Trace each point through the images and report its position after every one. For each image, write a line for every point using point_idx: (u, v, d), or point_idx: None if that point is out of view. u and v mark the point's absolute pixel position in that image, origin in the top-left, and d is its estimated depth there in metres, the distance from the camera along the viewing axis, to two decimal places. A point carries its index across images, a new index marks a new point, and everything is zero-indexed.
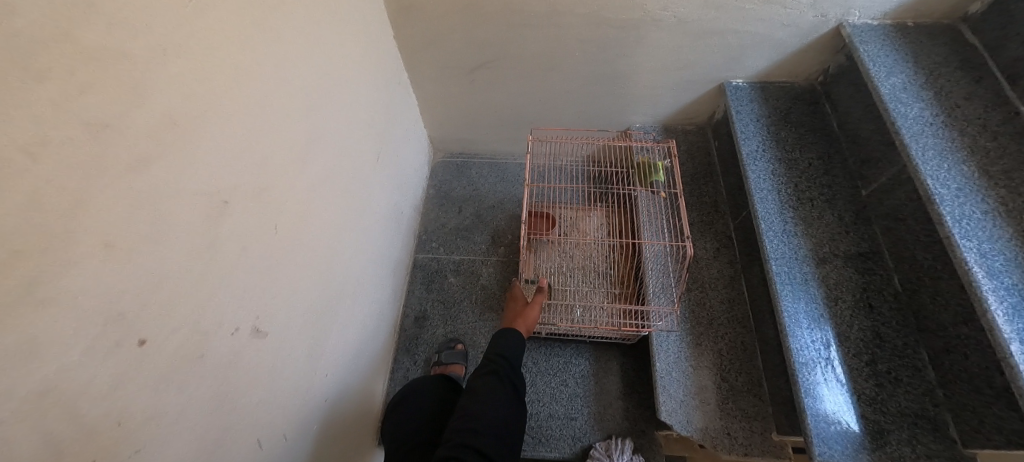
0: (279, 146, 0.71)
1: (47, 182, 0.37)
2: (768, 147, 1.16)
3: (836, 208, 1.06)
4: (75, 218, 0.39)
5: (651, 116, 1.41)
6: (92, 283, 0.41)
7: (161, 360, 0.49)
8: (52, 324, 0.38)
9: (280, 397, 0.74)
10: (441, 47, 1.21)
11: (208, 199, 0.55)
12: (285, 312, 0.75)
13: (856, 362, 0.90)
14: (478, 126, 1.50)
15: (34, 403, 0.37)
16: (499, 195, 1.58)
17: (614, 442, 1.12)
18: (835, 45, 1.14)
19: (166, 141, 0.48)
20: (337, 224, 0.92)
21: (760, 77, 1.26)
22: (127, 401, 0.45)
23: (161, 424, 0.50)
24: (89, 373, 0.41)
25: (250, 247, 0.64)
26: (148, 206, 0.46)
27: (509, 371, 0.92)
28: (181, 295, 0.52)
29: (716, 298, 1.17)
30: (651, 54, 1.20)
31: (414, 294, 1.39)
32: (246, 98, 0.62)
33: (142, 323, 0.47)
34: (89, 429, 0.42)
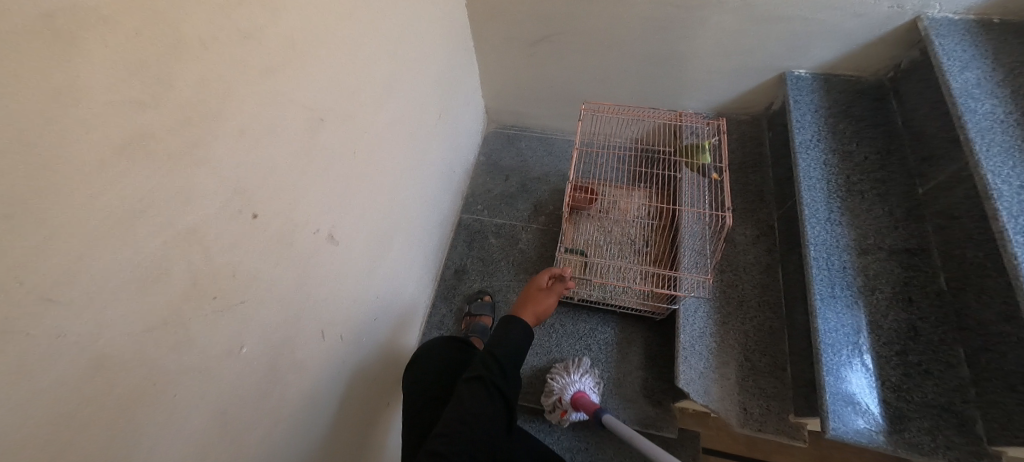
0: (363, 84, 0.81)
1: (209, 69, 0.48)
2: (824, 138, 1.16)
3: (887, 202, 1.05)
4: (223, 102, 0.51)
5: (706, 101, 1.41)
6: (225, 156, 0.52)
7: (260, 235, 0.61)
8: (200, 179, 0.49)
9: (334, 304, 0.84)
10: (508, 17, 1.29)
11: (306, 115, 0.66)
12: (349, 232, 0.85)
13: (885, 350, 0.91)
14: (533, 99, 1.55)
15: (181, 238, 0.49)
16: (545, 168, 1.61)
17: (571, 361, 1.21)
18: (909, 39, 1.11)
19: (283, 58, 0.59)
20: (398, 166, 1.02)
21: (824, 68, 1.24)
22: (234, 259, 0.57)
23: (252, 287, 0.61)
24: (212, 226, 0.52)
25: (331, 165, 0.75)
26: (262, 106, 0.57)
27: (499, 375, 0.74)
28: (278, 188, 0.63)
29: (749, 282, 1.18)
30: (712, 37, 1.21)
31: (456, 250, 1.47)
32: (344, 37, 0.73)
33: (251, 200, 0.58)
34: (211, 270, 0.53)
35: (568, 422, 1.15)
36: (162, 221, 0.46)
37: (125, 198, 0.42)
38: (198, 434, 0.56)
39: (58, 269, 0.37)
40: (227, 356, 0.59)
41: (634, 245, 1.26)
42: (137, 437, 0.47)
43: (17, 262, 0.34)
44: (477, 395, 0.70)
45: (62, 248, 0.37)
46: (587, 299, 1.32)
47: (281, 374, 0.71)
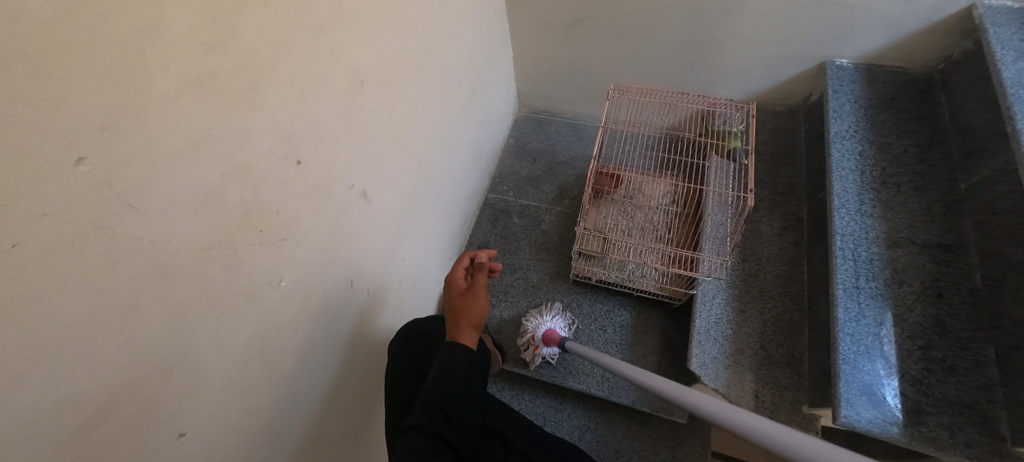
0: (402, 53, 0.87)
1: (266, 23, 0.55)
2: (861, 129, 1.13)
3: (925, 197, 1.01)
4: (274, 54, 0.58)
5: (741, 91, 1.40)
6: (274, 102, 0.59)
7: (300, 181, 0.68)
8: (252, 120, 0.57)
9: (362, 258, 0.90)
10: (544, 1, 1.32)
11: (348, 76, 0.72)
12: (381, 192, 0.91)
13: (908, 344, 0.88)
14: (565, 84, 1.57)
15: (234, 172, 0.56)
16: (572, 153, 1.64)
17: (543, 306, 1.32)
18: (962, 28, 1.07)
19: (331, 20, 0.66)
20: (429, 137, 1.07)
21: (868, 59, 1.20)
22: (275, 198, 0.64)
23: (291, 228, 0.68)
24: (258, 164, 0.59)
25: (368, 126, 0.81)
26: (307, 62, 0.64)
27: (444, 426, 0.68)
28: (319, 140, 0.69)
29: (772, 272, 1.17)
30: (749, 24, 1.20)
31: (480, 228, 1.52)
32: (386, 6, 0.79)
33: (294, 147, 0.65)
34: (255, 203, 0.60)
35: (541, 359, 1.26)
36: (219, 153, 0.53)
37: (192, 128, 0.49)
38: (237, 351, 0.64)
39: (139, 181, 0.45)
40: (266, 287, 0.66)
41: (655, 229, 1.27)
42: (189, 341, 0.55)
43: (110, 168, 0.42)
44: (417, 449, 0.65)
45: (143, 163, 0.45)
46: (605, 281, 1.33)
47: (312, 314, 0.78)
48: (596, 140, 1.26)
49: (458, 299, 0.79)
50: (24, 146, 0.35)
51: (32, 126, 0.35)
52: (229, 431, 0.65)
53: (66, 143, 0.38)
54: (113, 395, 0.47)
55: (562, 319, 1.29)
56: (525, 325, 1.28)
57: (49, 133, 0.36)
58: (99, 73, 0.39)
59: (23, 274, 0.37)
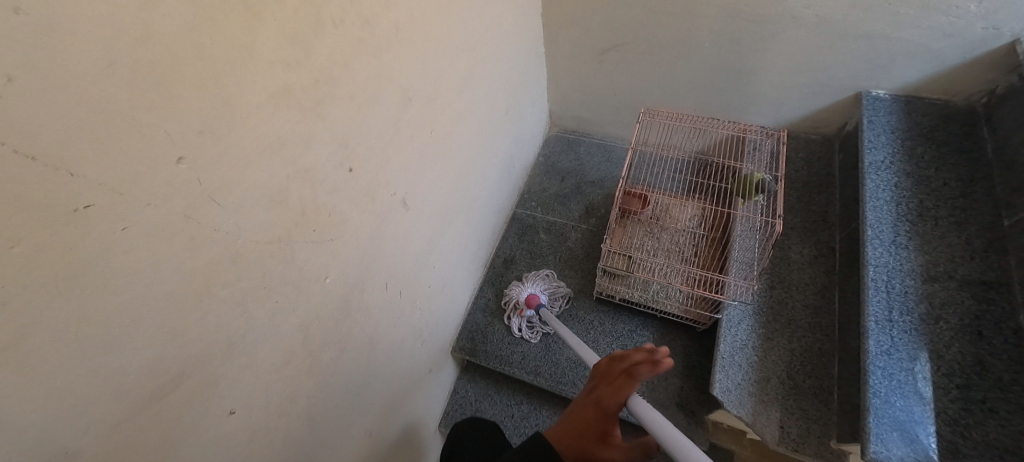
0: (448, 73, 0.94)
1: (335, 44, 0.63)
2: (898, 161, 1.11)
3: (966, 232, 0.98)
4: (339, 70, 0.65)
5: (775, 118, 1.41)
6: (335, 113, 0.66)
7: (350, 186, 0.74)
8: (313, 126, 0.63)
9: (397, 261, 0.96)
10: (581, 27, 1.38)
11: (399, 92, 0.80)
12: (419, 199, 0.97)
13: (945, 382, 0.84)
14: (598, 106, 1.62)
15: (296, 175, 0.63)
16: (601, 173, 1.67)
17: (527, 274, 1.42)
18: (1005, 63, 1.06)
19: (390, 42, 0.73)
20: (466, 152, 1.13)
21: (907, 90, 1.20)
22: (326, 199, 0.70)
23: (339, 229, 0.75)
24: (313, 167, 0.66)
25: (413, 137, 0.88)
26: (366, 79, 0.71)
27: None
28: (369, 149, 0.76)
29: (801, 301, 1.14)
30: (784, 52, 1.23)
31: (507, 241, 1.55)
32: (437, 31, 0.86)
33: (347, 155, 0.71)
34: (309, 202, 0.67)
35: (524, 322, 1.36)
36: (285, 157, 0.60)
37: (264, 132, 0.56)
38: (285, 338, 0.70)
39: (220, 178, 0.53)
40: (314, 281, 0.72)
41: (681, 251, 1.28)
42: (246, 325, 0.62)
43: (202, 167, 0.50)
44: None
45: (225, 164, 0.53)
46: (629, 300, 1.34)
47: (351, 311, 0.84)
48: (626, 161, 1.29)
49: (595, 439, 0.59)
50: (140, 145, 0.44)
51: (146, 130, 0.44)
52: (269, 414, 0.70)
53: (170, 144, 0.46)
54: (182, 364, 0.54)
55: (544, 283, 1.39)
56: (509, 291, 1.38)
57: (159, 136, 0.45)
58: (200, 88, 0.48)
59: (128, 250, 0.45)
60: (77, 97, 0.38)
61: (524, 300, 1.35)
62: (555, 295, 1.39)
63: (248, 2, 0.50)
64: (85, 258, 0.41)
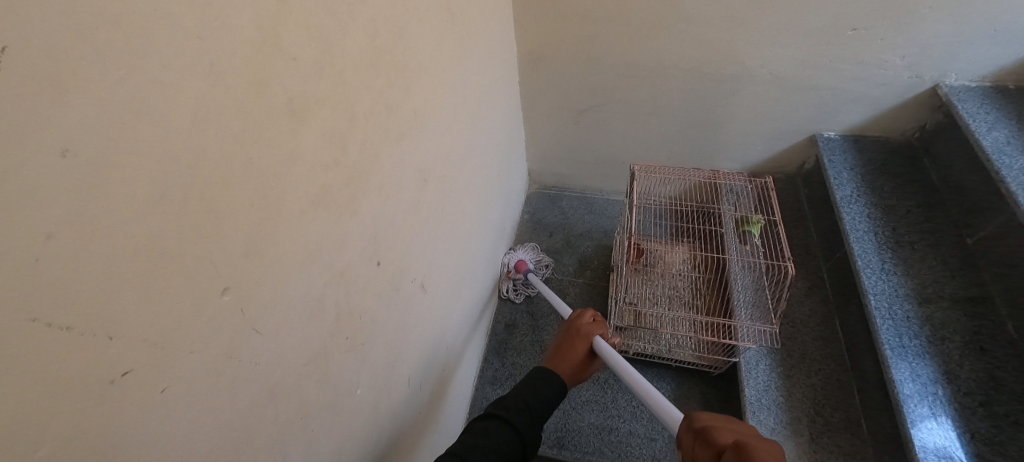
0: (453, 148, 0.93)
1: (367, 139, 0.59)
2: (864, 193, 1.23)
3: (941, 252, 1.09)
4: (369, 164, 0.61)
5: (741, 162, 1.51)
6: (364, 209, 0.62)
7: (376, 282, 0.68)
8: (345, 224, 0.58)
9: (417, 350, 0.88)
10: (559, 92, 1.44)
11: (416, 174, 0.76)
12: (434, 279, 0.91)
13: (968, 400, 0.88)
14: (575, 162, 1.67)
15: (332, 281, 0.57)
16: (587, 225, 1.69)
17: (521, 244, 1.60)
18: (932, 103, 1.22)
19: (409, 128, 0.71)
20: (468, 223, 1.10)
21: (853, 131, 1.34)
22: (356, 301, 0.63)
23: (368, 330, 0.67)
24: (346, 268, 0.59)
25: (428, 216, 0.84)
26: (391, 167, 0.67)
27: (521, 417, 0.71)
28: (392, 239, 0.71)
29: (809, 334, 1.18)
30: (745, 105, 1.35)
31: (506, 305, 1.51)
32: (445, 110, 0.85)
33: (375, 249, 0.66)
34: (342, 309, 0.60)
35: (512, 282, 1.51)
36: (322, 264, 0.54)
37: (303, 243, 0.50)
38: None
39: (262, 303, 0.46)
40: (347, 395, 0.64)
41: (684, 297, 1.29)
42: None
43: (246, 294, 0.43)
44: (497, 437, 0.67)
45: (267, 284, 0.46)
46: (641, 353, 1.31)
47: (379, 418, 0.75)
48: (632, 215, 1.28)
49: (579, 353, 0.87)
50: (185, 282, 0.37)
51: (191, 264, 0.37)
52: None
53: (216, 275, 0.40)
54: None
55: (532, 254, 1.56)
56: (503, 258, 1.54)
57: (205, 267, 0.38)
58: (247, 206, 0.42)
59: (165, 416, 0.36)
60: (122, 241, 0.31)
61: (514, 264, 1.50)
62: (540, 264, 1.55)
63: (293, 108, 0.46)
64: (115, 442, 0.32)
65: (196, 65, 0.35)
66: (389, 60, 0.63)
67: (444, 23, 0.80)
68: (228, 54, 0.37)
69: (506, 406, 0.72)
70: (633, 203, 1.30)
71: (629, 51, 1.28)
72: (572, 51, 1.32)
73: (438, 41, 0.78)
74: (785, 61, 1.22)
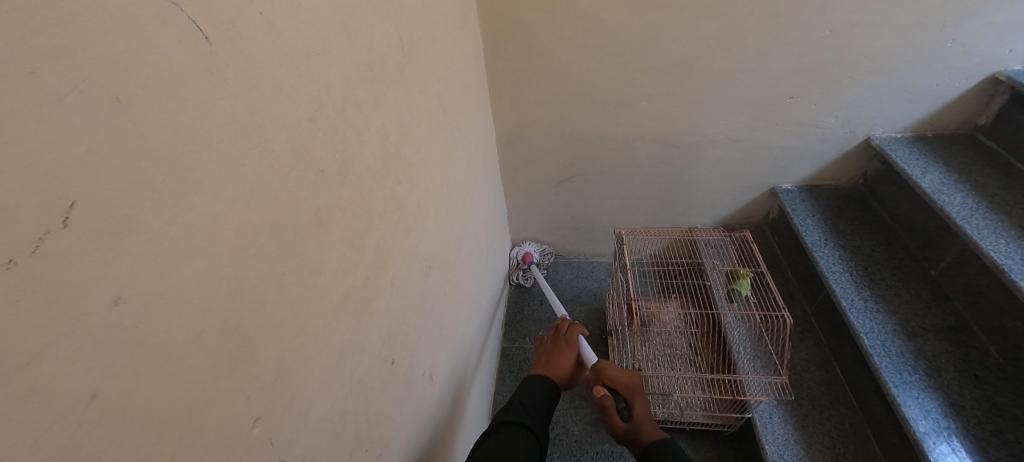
0: (450, 230, 0.94)
1: (380, 239, 0.60)
2: (829, 237, 1.32)
3: (911, 286, 1.16)
4: (382, 262, 0.60)
5: (712, 216, 1.61)
6: (379, 309, 0.60)
7: (391, 383, 0.64)
8: (361, 327, 0.55)
9: (429, 448, 0.81)
10: (536, 166, 1.52)
11: (420, 264, 0.76)
12: (440, 365, 0.88)
13: (981, 431, 0.88)
14: (557, 230, 1.73)
15: (352, 391, 0.53)
16: (576, 290, 1.72)
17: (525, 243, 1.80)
18: (868, 153, 1.37)
19: (413, 220, 0.72)
20: (466, 304, 1.09)
21: (806, 182, 1.47)
22: (373, 409, 0.58)
23: (386, 437, 0.62)
24: (363, 372, 0.56)
25: (433, 303, 0.83)
26: (400, 261, 0.67)
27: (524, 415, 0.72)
28: (404, 336, 0.69)
29: (812, 380, 1.19)
30: (708, 167, 1.46)
31: (504, 382, 1.45)
32: (442, 198, 0.87)
33: (391, 349, 0.64)
34: (361, 419, 0.55)
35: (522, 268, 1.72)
36: (344, 374, 0.51)
37: (329, 354, 0.48)
38: None
39: (289, 429, 0.41)
40: None
41: (684, 356, 1.28)
42: None
43: (275, 424, 0.39)
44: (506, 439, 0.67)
45: (295, 408, 0.42)
46: None
47: None
48: (628, 278, 1.27)
49: None
50: (218, 421, 0.33)
51: (224, 400, 0.34)
52: None
53: (248, 406, 0.36)
54: None
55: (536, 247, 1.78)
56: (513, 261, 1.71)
57: (237, 401, 0.35)
58: (278, 326, 0.40)
59: None
60: (163, 387, 0.29)
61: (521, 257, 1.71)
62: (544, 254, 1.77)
63: (320, 218, 0.46)
64: None
65: (239, 192, 0.34)
66: (396, 160, 0.65)
67: (439, 118, 0.85)
68: (266, 178, 0.37)
69: (516, 411, 0.73)
70: (627, 265, 1.30)
71: (598, 127, 1.38)
72: (546, 130, 1.41)
73: (435, 137, 0.82)
74: (738, 127, 1.34)
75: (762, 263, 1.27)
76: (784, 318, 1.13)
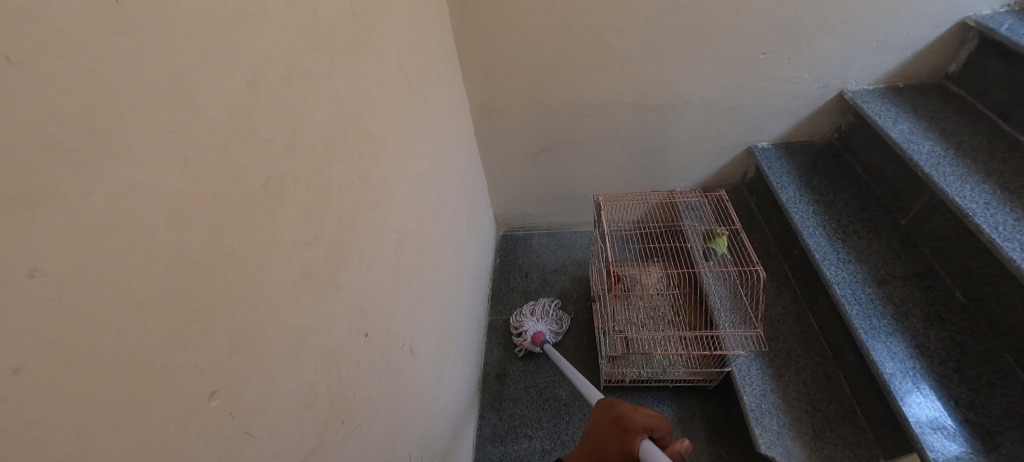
0: (423, 203, 0.92)
1: (344, 211, 0.59)
2: (805, 192, 1.34)
3: (882, 236, 1.19)
4: (347, 235, 0.60)
5: (691, 180, 1.61)
6: (347, 282, 0.59)
7: (367, 356, 0.64)
8: (328, 300, 0.55)
9: (416, 418, 0.83)
10: (513, 137, 1.50)
11: (392, 237, 0.75)
12: (421, 337, 0.88)
13: (944, 369, 0.92)
14: (538, 201, 1.72)
15: (322, 363, 0.53)
16: (560, 260, 1.73)
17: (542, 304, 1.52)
18: (842, 107, 1.37)
19: (379, 191, 0.71)
20: (446, 279, 1.08)
21: (782, 139, 1.48)
22: (348, 381, 0.59)
23: (365, 409, 0.63)
24: (334, 345, 0.56)
25: (409, 278, 0.82)
26: (368, 234, 0.66)
27: None
28: (378, 309, 0.69)
29: (788, 332, 1.22)
30: (685, 129, 1.45)
31: (493, 354, 1.47)
32: (412, 172, 0.86)
33: (364, 322, 0.64)
34: (336, 390, 0.56)
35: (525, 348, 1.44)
36: (312, 346, 0.51)
37: (293, 327, 0.48)
38: None
39: (252, 401, 0.41)
40: None
41: (666, 316, 1.30)
42: None
43: (237, 395, 0.39)
44: None
45: (258, 380, 0.42)
46: (638, 379, 1.30)
47: None
48: (606, 243, 1.28)
49: None
50: (170, 393, 0.33)
51: (177, 372, 0.33)
52: None
53: (204, 378, 0.36)
54: None
55: (551, 319, 1.49)
56: (523, 320, 1.48)
57: (190, 373, 0.34)
58: (232, 299, 0.39)
59: None
60: (102, 358, 0.28)
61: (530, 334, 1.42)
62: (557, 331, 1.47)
63: (270, 189, 0.45)
64: None
65: (172, 162, 0.33)
66: (355, 131, 0.63)
67: (402, 88, 0.83)
68: (202, 147, 0.36)
69: None
70: (605, 231, 1.31)
71: (572, 92, 1.36)
72: (520, 99, 1.38)
73: (398, 109, 0.80)
74: (713, 87, 1.33)
75: (738, 221, 1.28)
76: (760, 273, 1.15)
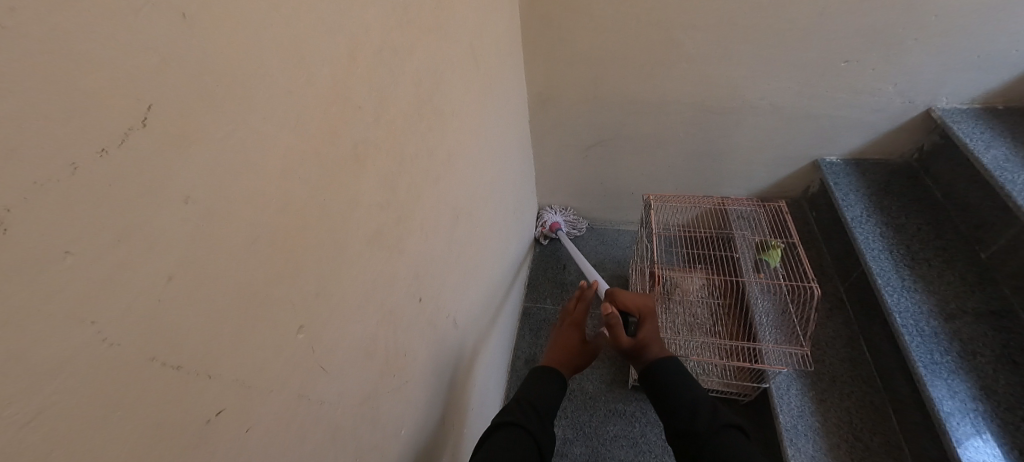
0: (478, 183, 0.96)
1: (412, 182, 0.63)
2: (872, 213, 1.27)
3: (957, 268, 1.12)
4: (413, 204, 0.64)
5: (747, 188, 1.56)
6: (409, 248, 0.63)
7: (418, 320, 0.68)
8: (392, 262, 0.59)
9: (450, 387, 0.87)
10: (568, 129, 1.51)
11: (449, 210, 0.79)
12: (463, 310, 0.92)
13: (1010, 416, 0.86)
14: (586, 195, 1.72)
15: (383, 320, 0.57)
16: (600, 256, 1.73)
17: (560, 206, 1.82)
18: (927, 126, 1.28)
19: (443, 167, 0.74)
20: (490, 260, 1.12)
21: (853, 155, 1.40)
22: (401, 340, 0.63)
23: (411, 367, 0.67)
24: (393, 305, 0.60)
25: (459, 251, 0.86)
26: (430, 205, 0.70)
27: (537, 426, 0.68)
28: (431, 276, 0.73)
29: (835, 356, 1.17)
30: (747, 135, 1.40)
31: (523, 341, 1.50)
32: (472, 151, 0.89)
33: (418, 288, 0.68)
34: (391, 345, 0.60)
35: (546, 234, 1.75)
36: (376, 302, 0.55)
37: (363, 282, 0.52)
38: None
39: (326, 343, 0.46)
40: (392, 437, 0.63)
41: (704, 324, 1.28)
42: None
43: (318, 333, 0.44)
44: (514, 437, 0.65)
45: (332, 325, 0.46)
46: None
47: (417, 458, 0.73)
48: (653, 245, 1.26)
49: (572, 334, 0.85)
50: (267, 323, 0.37)
51: (272, 308, 0.37)
52: None
53: (294, 315, 0.40)
54: None
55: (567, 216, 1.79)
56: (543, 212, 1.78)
57: (285, 308, 0.39)
58: (319, 247, 0.43)
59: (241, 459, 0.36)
60: (223, 284, 0.32)
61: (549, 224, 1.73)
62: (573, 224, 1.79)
63: (357, 153, 0.48)
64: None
65: (286, 118, 0.37)
66: (429, 107, 0.67)
67: (471, 70, 0.86)
68: (309, 105, 0.40)
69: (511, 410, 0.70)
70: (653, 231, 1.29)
71: (634, 88, 1.34)
72: (580, 90, 1.38)
73: (466, 88, 0.83)
74: (785, 93, 1.28)
75: (796, 235, 1.24)
76: (813, 290, 1.11)
